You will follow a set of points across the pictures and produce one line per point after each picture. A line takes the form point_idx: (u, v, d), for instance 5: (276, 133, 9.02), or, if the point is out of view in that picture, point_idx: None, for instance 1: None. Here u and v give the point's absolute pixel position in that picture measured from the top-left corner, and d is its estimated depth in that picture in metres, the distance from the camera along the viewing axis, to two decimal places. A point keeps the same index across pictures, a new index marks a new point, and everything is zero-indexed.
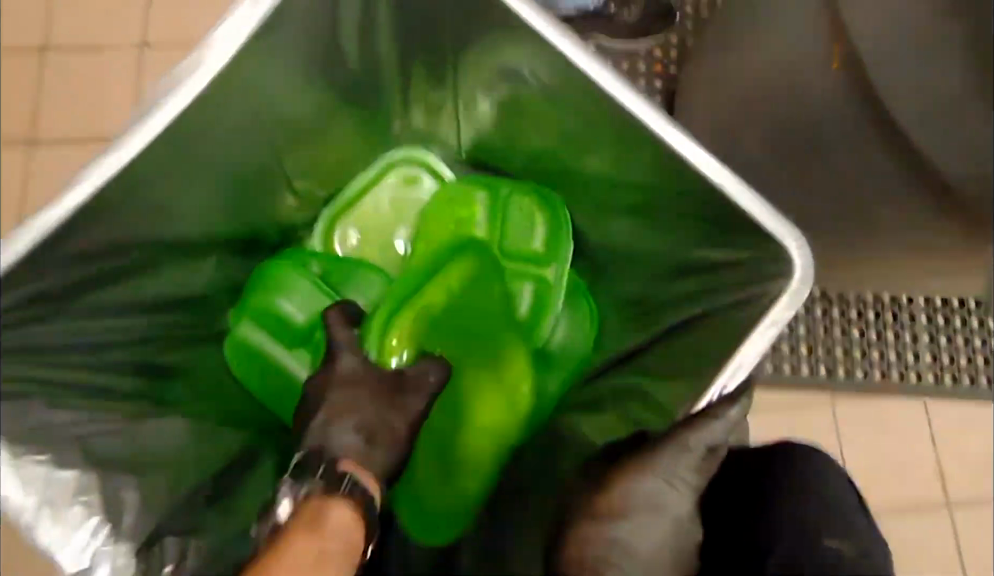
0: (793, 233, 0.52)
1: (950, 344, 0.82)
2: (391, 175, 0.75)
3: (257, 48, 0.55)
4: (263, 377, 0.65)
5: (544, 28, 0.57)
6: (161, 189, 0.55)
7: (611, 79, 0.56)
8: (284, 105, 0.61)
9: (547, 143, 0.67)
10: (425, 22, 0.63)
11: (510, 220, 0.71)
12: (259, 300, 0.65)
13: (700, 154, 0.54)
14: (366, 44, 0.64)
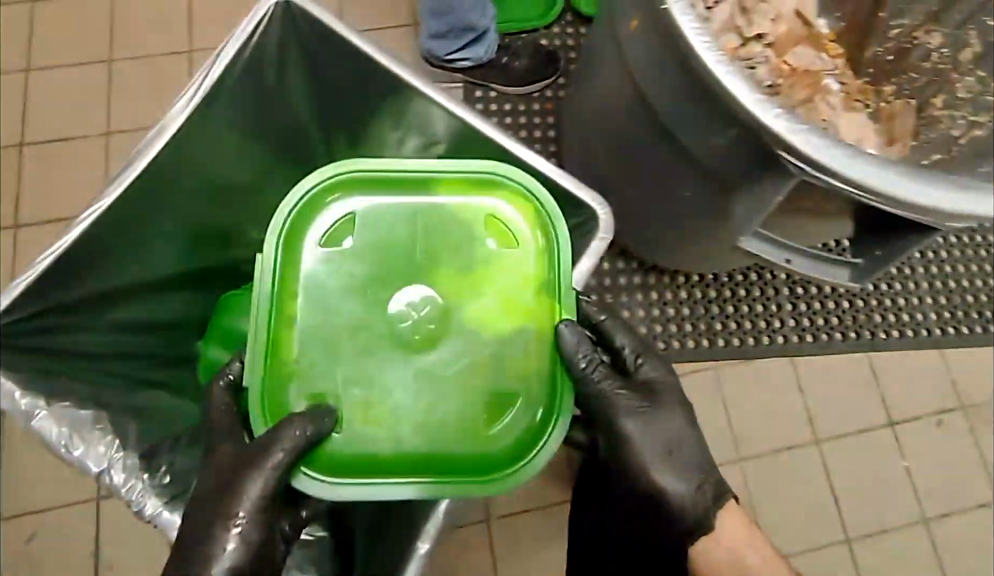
0: (594, 198, 0.68)
1: (803, 309, 1.01)
2: None
3: (201, 120, 0.70)
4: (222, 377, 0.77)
5: (405, 74, 0.71)
6: (130, 232, 0.69)
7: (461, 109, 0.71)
8: (225, 162, 0.76)
9: None
10: (336, 91, 0.80)
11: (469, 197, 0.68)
12: (220, 325, 0.78)
13: (535, 157, 0.70)
14: (291, 109, 0.79)
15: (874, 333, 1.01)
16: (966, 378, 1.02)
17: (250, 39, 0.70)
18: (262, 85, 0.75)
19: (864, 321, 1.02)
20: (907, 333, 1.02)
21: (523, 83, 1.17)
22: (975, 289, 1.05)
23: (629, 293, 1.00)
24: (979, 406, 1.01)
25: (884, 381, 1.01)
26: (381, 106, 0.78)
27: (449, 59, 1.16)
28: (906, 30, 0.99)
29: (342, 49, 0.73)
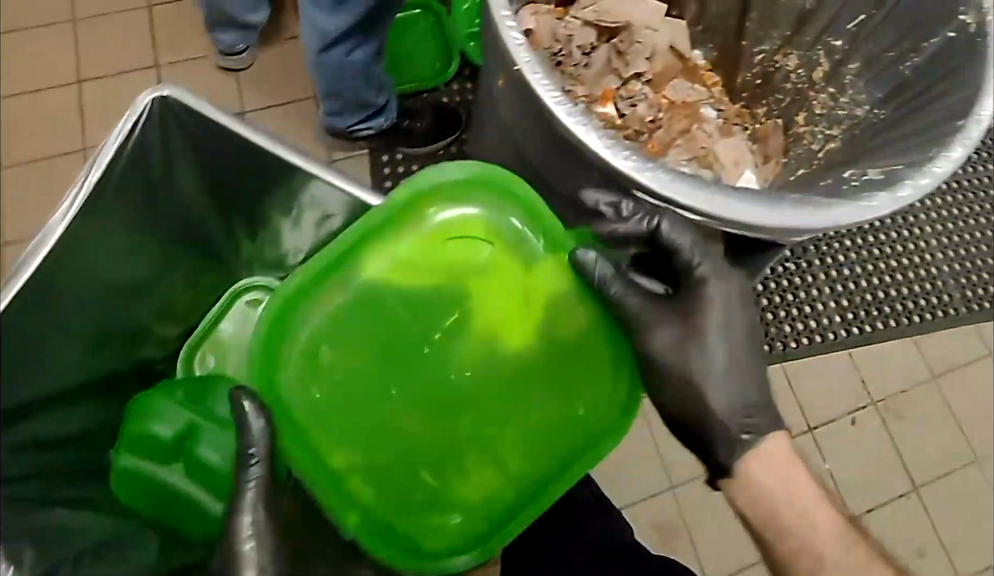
0: None
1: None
2: (239, 302, 0.93)
3: (84, 229, 0.70)
4: (146, 493, 0.76)
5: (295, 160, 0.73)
6: (22, 350, 0.67)
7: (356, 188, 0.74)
8: (121, 265, 0.76)
9: None
10: (226, 182, 0.81)
11: None
12: (133, 431, 0.77)
13: None
14: (186, 205, 0.80)
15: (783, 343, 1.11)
16: (871, 373, 1.13)
17: (129, 138, 0.70)
18: (152, 188, 0.75)
19: (775, 333, 1.11)
20: (812, 339, 1.12)
21: (426, 143, 1.20)
22: (886, 280, 1.16)
23: None
24: (888, 398, 1.12)
25: (797, 387, 1.11)
26: (273, 192, 0.79)
27: (351, 130, 1.15)
28: (767, 55, 1.05)
29: (224, 142, 0.74)
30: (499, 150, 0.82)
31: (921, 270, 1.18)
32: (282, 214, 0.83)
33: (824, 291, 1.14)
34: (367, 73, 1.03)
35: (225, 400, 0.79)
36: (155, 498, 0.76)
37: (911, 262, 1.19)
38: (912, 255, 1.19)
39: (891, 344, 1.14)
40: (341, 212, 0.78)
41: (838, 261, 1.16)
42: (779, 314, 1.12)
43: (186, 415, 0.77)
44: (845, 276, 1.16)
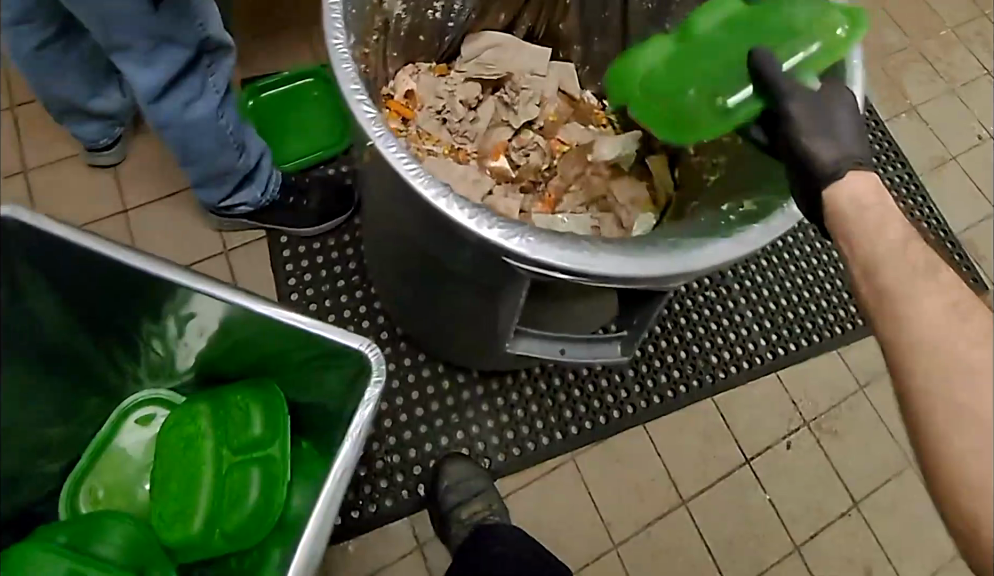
0: (358, 340, 0.69)
1: (640, 372, 1.15)
2: (125, 424, 0.86)
3: None
4: None
5: (151, 264, 0.65)
6: None
7: (226, 292, 0.67)
8: None
9: (239, 351, 0.81)
10: (93, 306, 0.73)
11: (229, 421, 0.82)
12: None
13: (305, 321, 0.69)
14: (46, 332, 0.72)
15: (706, 377, 1.16)
16: (797, 394, 1.18)
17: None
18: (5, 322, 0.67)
19: (703, 366, 1.17)
20: (733, 369, 1.17)
21: (315, 224, 1.13)
22: (786, 306, 1.22)
23: (475, 406, 1.09)
24: (819, 417, 1.17)
25: (733, 421, 1.15)
26: (145, 304, 0.72)
27: (226, 205, 1.08)
28: None
29: (76, 262, 0.66)
30: (381, 227, 0.78)
31: (834, 281, 1.25)
32: (161, 324, 0.76)
33: (736, 317, 1.21)
34: (218, 136, 0.95)
35: (111, 541, 0.73)
36: None
37: (817, 275, 1.25)
38: (805, 283, 1.24)
39: (800, 367, 1.19)
40: (222, 321, 0.73)
41: (747, 285, 1.23)
42: (699, 350, 1.17)
43: (64, 565, 0.68)
44: (756, 302, 1.22)
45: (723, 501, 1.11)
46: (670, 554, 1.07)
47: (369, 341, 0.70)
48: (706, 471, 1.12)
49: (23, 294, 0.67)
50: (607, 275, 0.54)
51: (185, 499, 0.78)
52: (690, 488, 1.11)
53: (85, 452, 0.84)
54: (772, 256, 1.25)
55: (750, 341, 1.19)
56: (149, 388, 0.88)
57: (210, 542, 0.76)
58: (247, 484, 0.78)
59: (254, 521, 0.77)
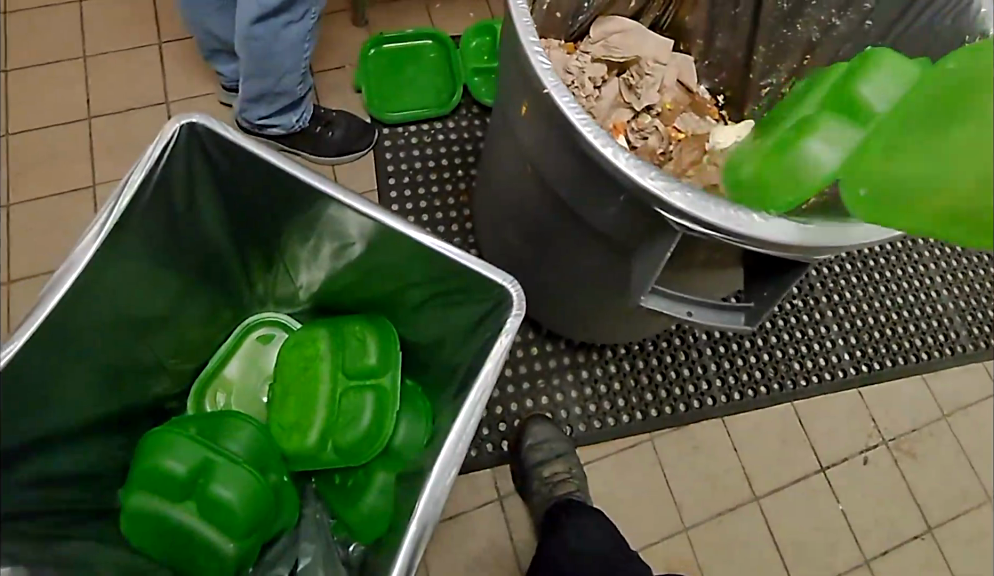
0: (502, 273, 0.70)
1: (721, 367, 1.17)
2: (249, 339, 0.93)
3: (108, 263, 0.66)
4: (158, 533, 0.74)
5: (315, 180, 0.70)
6: (50, 385, 0.64)
7: (381, 213, 0.71)
8: (148, 303, 0.74)
9: (365, 288, 0.86)
10: (246, 222, 0.80)
11: (347, 347, 0.87)
12: (144, 468, 0.75)
13: (447, 248, 0.71)
14: (201, 241, 0.78)
15: (788, 382, 1.18)
16: (878, 413, 1.19)
17: (158, 164, 0.66)
18: (177, 223, 0.73)
19: (784, 371, 1.18)
20: (813, 378, 1.18)
21: (334, 156, 1.23)
22: (877, 324, 1.23)
23: (560, 375, 1.13)
24: (898, 438, 1.18)
25: (810, 429, 1.17)
26: (296, 226, 0.78)
27: (261, 124, 1.17)
28: (773, 87, 1.10)
29: (249, 175, 0.72)
30: (516, 185, 0.83)
31: (924, 306, 1.25)
32: (303, 248, 0.82)
33: (823, 328, 1.22)
34: (297, 56, 1.03)
35: (237, 438, 0.81)
36: (167, 540, 0.74)
37: (906, 299, 1.25)
38: (899, 304, 1.25)
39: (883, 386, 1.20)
40: (363, 252, 0.78)
41: (835, 298, 1.24)
42: (781, 355, 1.19)
43: (201, 451, 0.76)
44: (843, 316, 1.23)
45: (792, 502, 1.13)
46: (735, 546, 1.10)
47: (512, 276, 0.69)
48: (778, 471, 1.14)
49: (196, 199, 0.73)
50: (763, 240, 0.59)
51: (303, 413, 0.84)
52: (760, 485, 1.13)
53: (213, 358, 0.91)
54: (865, 273, 1.26)
55: (834, 352, 1.20)
56: (272, 309, 0.95)
57: (326, 454, 0.83)
58: (360, 408, 0.83)
59: (363, 443, 0.83)
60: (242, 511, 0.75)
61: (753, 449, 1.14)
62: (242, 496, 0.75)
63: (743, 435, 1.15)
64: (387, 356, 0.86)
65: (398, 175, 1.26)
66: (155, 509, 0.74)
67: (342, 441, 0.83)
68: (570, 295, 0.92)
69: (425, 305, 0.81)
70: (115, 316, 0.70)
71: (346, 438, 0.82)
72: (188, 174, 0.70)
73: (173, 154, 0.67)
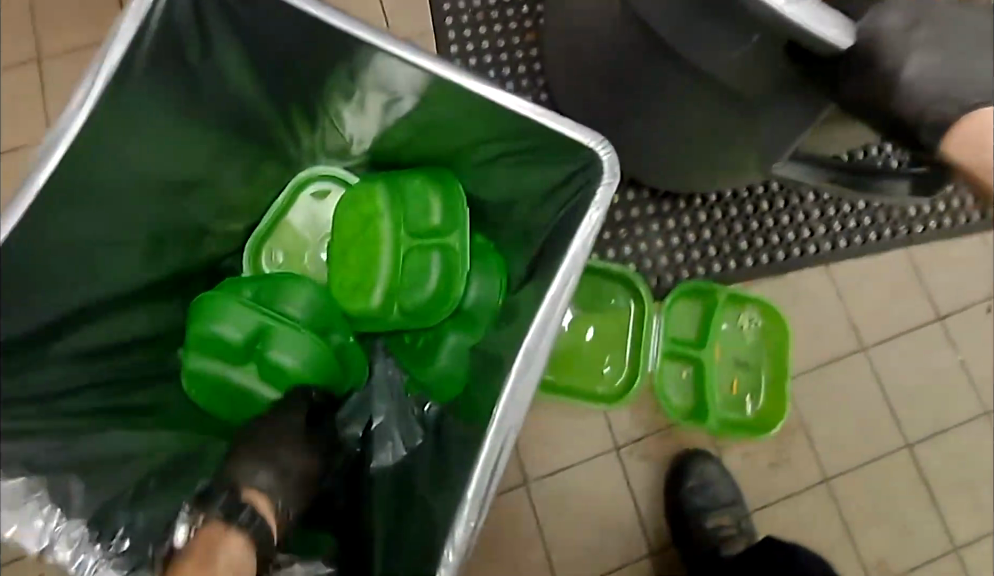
0: (590, 135, 0.61)
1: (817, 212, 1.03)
2: (303, 195, 0.87)
3: (105, 122, 0.60)
4: (220, 395, 0.73)
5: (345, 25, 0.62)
6: (68, 250, 0.61)
7: (432, 64, 0.62)
8: (169, 165, 0.68)
9: (425, 142, 0.76)
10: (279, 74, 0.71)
11: (408, 204, 0.79)
12: (196, 332, 0.72)
13: (510, 100, 0.62)
14: (229, 94, 0.70)
15: (900, 228, 1.04)
16: None
17: (155, 9, 0.59)
18: (194, 72, 0.66)
19: (897, 217, 1.05)
20: (931, 224, 1.05)
21: None
22: None
23: (646, 225, 1.01)
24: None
25: (924, 274, 1.04)
26: (338, 79, 0.69)
27: None
28: None
29: (271, 15, 0.63)
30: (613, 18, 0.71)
31: None
32: (349, 102, 0.74)
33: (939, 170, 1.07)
34: None
35: (294, 300, 0.77)
36: (231, 402, 0.73)
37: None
38: None
39: None
40: (418, 110, 0.70)
41: None
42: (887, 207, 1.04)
43: (256, 318, 0.72)
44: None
45: (906, 356, 1.02)
46: (847, 402, 0.99)
47: (602, 137, 0.61)
48: (887, 321, 1.02)
49: (214, 47, 0.65)
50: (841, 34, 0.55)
51: (363, 273, 0.79)
52: (870, 330, 1.02)
53: (266, 215, 0.86)
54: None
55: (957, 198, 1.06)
56: (325, 162, 0.87)
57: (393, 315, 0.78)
58: (426, 271, 0.78)
59: (431, 305, 0.77)
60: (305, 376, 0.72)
61: (866, 299, 1.02)
62: (303, 363, 0.72)
63: (855, 283, 1.03)
64: (454, 214, 0.78)
65: None
66: (215, 372, 0.73)
67: (406, 305, 0.77)
68: (662, 140, 0.80)
69: (491, 160, 0.72)
70: (130, 181, 0.65)
71: (411, 304, 0.77)
72: (196, 27, 0.63)
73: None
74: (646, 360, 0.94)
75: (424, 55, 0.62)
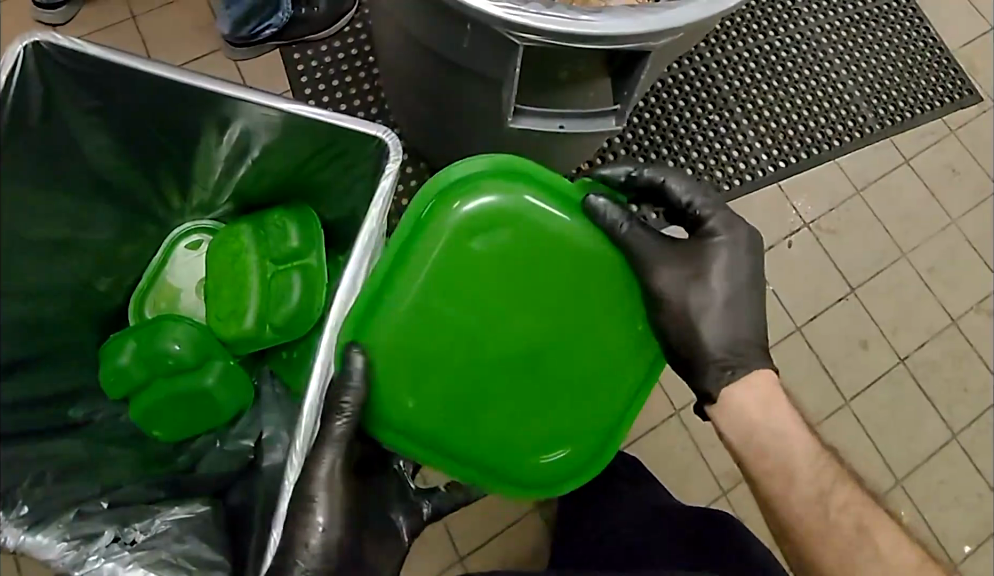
0: (379, 127, 0.73)
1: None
2: (177, 249, 0.96)
3: None
4: (151, 416, 0.86)
5: (164, 72, 0.73)
6: None
7: (239, 91, 0.73)
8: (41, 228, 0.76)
9: (274, 173, 0.87)
10: (130, 126, 0.81)
11: (268, 235, 0.90)
12: (107, 368, 0.86)
13: (311, 112, 0.74)
14: (85, 153, 0.80)
15: (757, 172, 1.08)
16: (859, 177, 1.11)
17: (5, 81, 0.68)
18: (47, 133, 0.74)
19: (751, 160, 1.08)
20: (782, 163, 1.09)
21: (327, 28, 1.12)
22: (837, 88, 1.13)
23: None
24: (819, 218, 1.08)
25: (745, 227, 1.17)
26: (183, 127, 0.81)
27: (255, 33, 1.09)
28: None
29: (106, 71, 0.73)
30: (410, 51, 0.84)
31: (885, 69, 1.15)
32: (202, 152, 0.86)
33: (750, 117, 1.09)
34: None
35: (177, 338, 0.87)
36: (167, 419, 0.87)
37: (842, 58, 1.14)
38: (864, 70, 1.15)
39: (862, 151, 1.12)
40: (261, 146, 0.82)
41: (795, 75, 1.12)
42: (709, 162, 1.07)
43: (150, 349, 0.86)
44: (772, 101, 1.11)
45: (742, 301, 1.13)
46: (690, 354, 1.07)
47: (386, 126, 0.73)
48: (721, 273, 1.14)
49: (58, 109, 0.74)
50: (632, 37, 0.57)
51: (236, 300, 0.89)
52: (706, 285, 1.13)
53: (144, 273, 0.95)
54: (789, 48, 1.13)
55: (781, 138, 1.09)
56: (194, 219, 0.97)
57: (474, 429, 0.71)
58: (290, 287, 0.88)
59: (297, 316, 0.88)
60: (211, 382, 0.86)
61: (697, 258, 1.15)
62: (197, 357, 0.87)
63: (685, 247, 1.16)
64: (313, 235, 0.90)
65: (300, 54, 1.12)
66: (136, 398, 0.86)
67: (277, 319, 0.88)
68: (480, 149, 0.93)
69: (316, 167, 0.83)
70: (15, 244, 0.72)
71: (280, 320, 0.87)
72: (44, 95, 0.72)
73: (25, 74, 0.70)
74: None
75: (230, 85, 0.73)
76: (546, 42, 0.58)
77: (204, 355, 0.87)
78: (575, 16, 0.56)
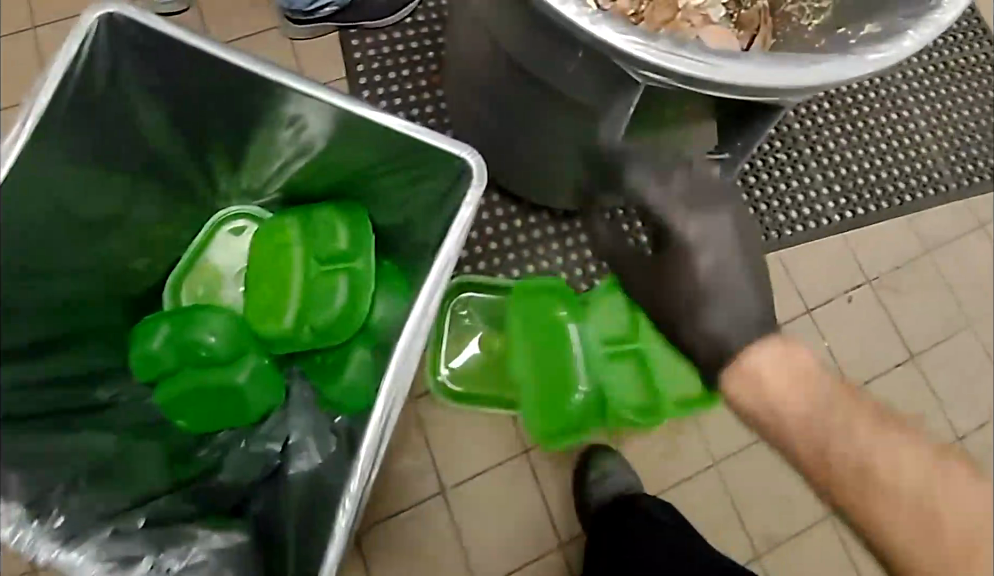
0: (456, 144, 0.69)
1: None
2: (219, 235, 0.93)
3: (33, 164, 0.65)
4: (178, 408, 0.83)
5: (237, 59, 0.69)
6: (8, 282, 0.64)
7: (314, 89, 0.69)
8: (82, 202, 0.73)
9: (332, 170, 0.83)
10: (191, 111, 0.78)
11: (316, 232, 0.86)
12: (135, 353, 0.83)
13: (386, 120, 0.70)
14: (142, 134, 0.77)
15: (822, 221, 1.04)
16: (929, 237, 1.07)
17: (75, 58, 0.65)
18: (106, 108, 0.71)
19: (816, 207, 1.04)
20: (848, 214, 1.05)
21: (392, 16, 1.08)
22: (911, 141, 1.10)
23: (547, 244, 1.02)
24: (882, 275, 1.04)
25: None
26: (245, 116, 0.78)
27: (312, 10, 1.05)
28: None
29: (174, 53, 0.70)
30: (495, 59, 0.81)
31: (963, 127, 1.11)
32: (261, 140, 0.81)
33: (818, 162, 1.07)
34: None
35: (210, 328, 0.84)
36: (193, 412, 0.83)
37: (920, 110, 1.11)
38: (941, 125, 1.11)
39: (933, 209, 1.08)
40: (325, 145, 0.78)
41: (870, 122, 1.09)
42: (773, 204, 1.03)
43: (183, 336, 0.83)
44: (843, 147, 1.07)
45: None
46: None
47: (466, 143, 0.68)
48: None
49: (119, 86, 0.71)
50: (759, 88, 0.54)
51: (277, 296, 0.86)
52: None
53: (184, 254, 0.92)
54: (867, 94, 1.10)
55: (850, 186, 1.06)
56: (240, 203, 0.94)
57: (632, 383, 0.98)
58: (335, 290, 0.85)
59: (339, 322, 0.84)
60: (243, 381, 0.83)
61: None
62: (229, 351, 0.84)
63: None
64: (363, 238, 0.86)
65: (363, 40, 1.08)
66: (165, 387, 0.83)
67: (318, 323, 0.84)
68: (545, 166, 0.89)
69: (379, 171, 0.79)
70: (56, 219, 0.70)
71: (322, 324, 0.84)
72: (109, 71, 0.69)
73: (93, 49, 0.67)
74: (550, 365, 0.98)
75: (304, 81, 0.70)
76: (670, 82, 0.55)
77: (238, 350, 0.84)
78: (710, 61, 0.54)
